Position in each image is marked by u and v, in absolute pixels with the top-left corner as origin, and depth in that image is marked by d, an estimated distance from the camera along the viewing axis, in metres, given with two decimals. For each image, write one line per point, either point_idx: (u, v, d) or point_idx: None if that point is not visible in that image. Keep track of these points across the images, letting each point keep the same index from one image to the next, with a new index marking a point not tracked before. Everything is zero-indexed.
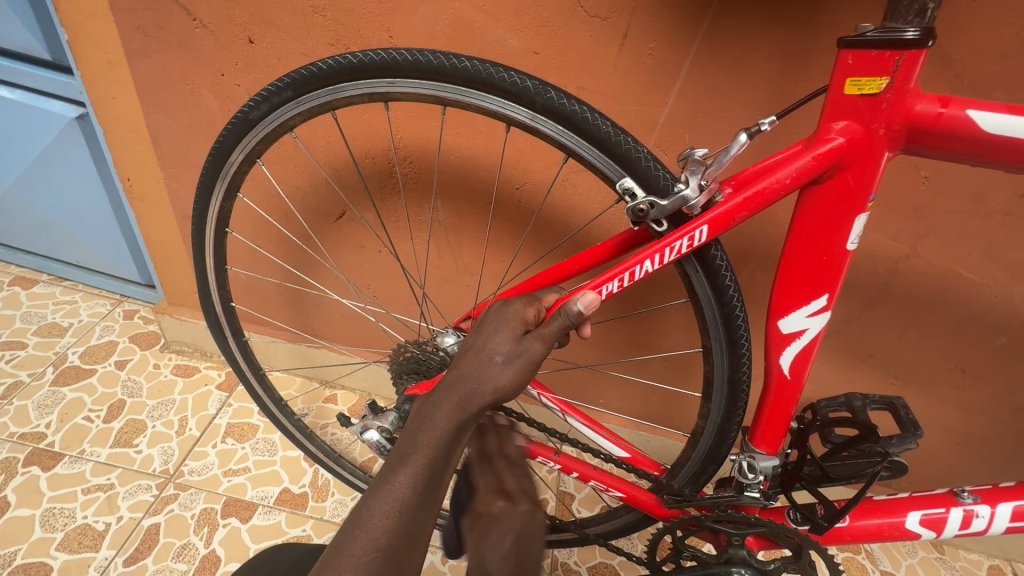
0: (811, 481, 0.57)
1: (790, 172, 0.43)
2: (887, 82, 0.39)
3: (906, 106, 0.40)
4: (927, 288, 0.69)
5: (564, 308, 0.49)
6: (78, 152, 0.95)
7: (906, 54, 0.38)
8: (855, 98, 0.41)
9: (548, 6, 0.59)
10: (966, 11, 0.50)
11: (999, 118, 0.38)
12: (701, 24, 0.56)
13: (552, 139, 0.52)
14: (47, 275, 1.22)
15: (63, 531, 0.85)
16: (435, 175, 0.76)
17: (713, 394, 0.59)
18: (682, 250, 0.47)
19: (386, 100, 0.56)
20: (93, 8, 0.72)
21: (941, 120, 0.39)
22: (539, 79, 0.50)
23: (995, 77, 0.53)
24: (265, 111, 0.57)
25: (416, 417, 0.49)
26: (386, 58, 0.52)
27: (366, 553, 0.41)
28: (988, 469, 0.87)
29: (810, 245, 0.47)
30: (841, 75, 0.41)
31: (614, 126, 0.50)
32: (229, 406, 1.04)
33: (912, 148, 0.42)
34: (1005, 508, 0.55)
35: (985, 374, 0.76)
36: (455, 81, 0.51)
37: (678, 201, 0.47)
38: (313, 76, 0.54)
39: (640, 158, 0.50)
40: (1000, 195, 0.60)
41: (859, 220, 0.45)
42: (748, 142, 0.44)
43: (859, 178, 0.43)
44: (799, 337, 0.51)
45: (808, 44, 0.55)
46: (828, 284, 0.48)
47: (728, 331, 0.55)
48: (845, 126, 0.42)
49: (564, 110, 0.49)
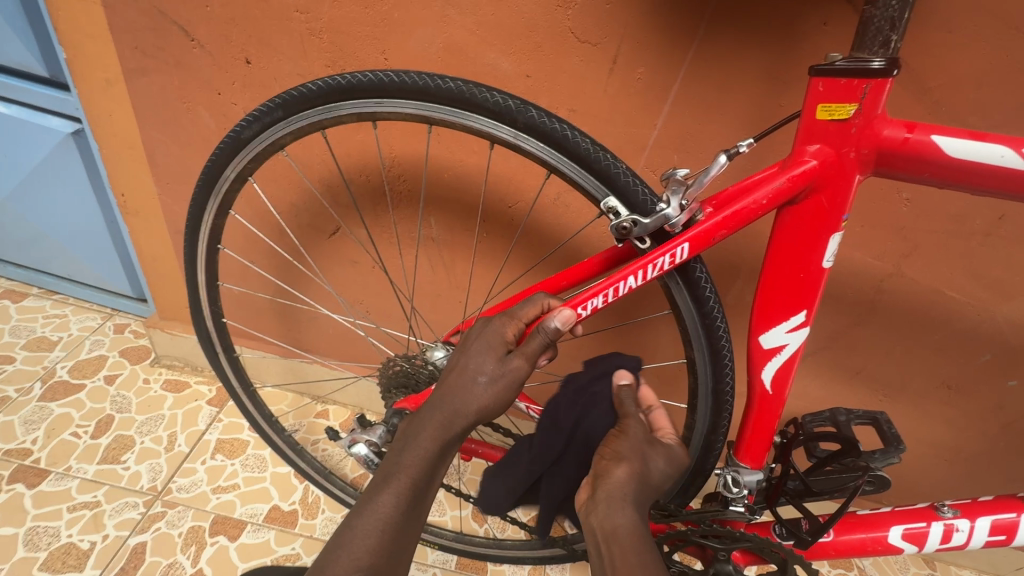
0: (795, 495, 0.57)
1: (767, 193, 0.44)
2: (855, 108, 0.41)
3: (874, 131, 0.41)
4: (912, 306, 0.71)
5: (542, 326, 0.49)
6: (72, 166, 0.95)
7: (872, 82, 0.40)
8: (827, 122, 0.42)
9: (540, 31, 0.60)
10: (942, 42, 0.52)
11: (962, 143, 0.40)
12: (688, 51, 0.58)
13: (536, 156, 0.53)
14: (37, 289, 1.21)
15: (47, 551, 0.83)
16: (422, 190, 0.76)
17: (699, 406, 0.60)
18: (664, 267, 0.48)
19: (374, 120, 0.57)
20: (92, 28, 0.73)
21: (908, 145, 0.41)
22: (520, 98, 0.51)
23: (971, 103, 0.55)
24: (256, 130, 0.58)
25: (402, 435, 0.50)
26: (372, 79, 0.53)
27: (351, 571, 0.43)
28: (977, 484, 0.87)
29: (788, 263, 0.47)
30: (812, 101, 0.42)
31: (593, 143, 0.51)
32: (219, 421, 1.03)
33: (883, 171, 0.43)
34: (984, 521, 0.56)
35: (970, 390, 0.77)
36: (441, 101, 0.52)
37: (660, 219, 0.48)
38: (303, 97, 0.55)
39: (620, 174, 0.51)
40: (979, 216, 0.62)
41: (834, 238, 0.46)
42: (727, 163, 0.45)
43: (832, 198, 0.44)
44: (779, 352, 0.52)
45: (791, 71, 0.56)
46: (806, 300, 0.49)
47: (710, 342, 0.56)
48: (818, 149, 0.43)
49: (545, 128, 0.50)
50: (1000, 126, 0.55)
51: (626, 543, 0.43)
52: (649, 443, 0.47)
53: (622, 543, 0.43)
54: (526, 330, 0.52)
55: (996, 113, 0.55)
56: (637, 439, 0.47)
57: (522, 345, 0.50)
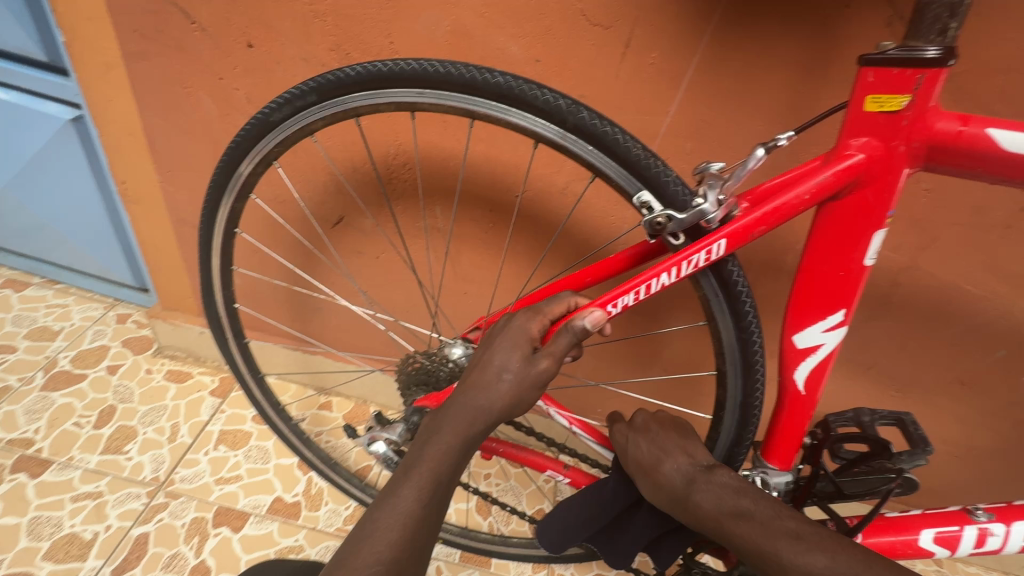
0: (823, 497, 0.55)
1: (810, 188, 0.41)
2: (908, 100, 0.38)
3: (927, 124, 0.39)
4: (929, 300, 0.69)
5: (569, 324, 0.47)
6: (72, 153, 0.93)
7: (928, 72, 0.37)
8: (875, 114, 0.40)
9: (550, 14, 0.58)
10: (971, 27, 0.50)
11: (1019, 136, 0.37)
12: (704, 36, 0.56)
13: (581, 158, 0.51)
14: (40, 278, 1.20)
15: (50, 541, 0.83)
16: (458, 183, 0.74)
17: (725, 416, 0.58)
18: (699, 264, 0.46)
19: (412, 110, 0.55)
20: (89, 8, 0.71)
21: (962, 138, 0.39)
22: (571, 97, 0.49)
23: (999, 90, 0.52)
24: (287, 113, 0.56)
25: (423, 433, 0.49)
26: (417, 68, 0.51)
27: (372, 565, 0.41)
28: (989, 482, 0.86)
29: (827, 260, 0.45)
30: (861, 91, 0.40)
31: (645, 149, 0.48)
32: (222, 412, 1.02)
33: (932, 164, 0.41)
34: (1019, 526, 0.54)
35: (984, 388, 0.75)
36: (486, 96, 0.50)
37: (695, 215, 0.45)
38: (339, 81, 0.53)
39: (668, 182, 0.48)
40: (1001, 209, 0.60)
41: (877, 236, 0.43)
42: (765, 156, 0.42)
43: (878, 194, 0.42)
44: (814, 352, 0.49)
45: (814, 58, 0.54)
46: (845, 299, 0.46)
47: (744, 355, 0.54)
48: (865, 142, 0.41)
49: (596, 131, 0.48)
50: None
51: (741, 527, 0.44)
52: (659, 465, 0.51)
53: (737, 528, 0.45)
54: (551, 327, 0.51)
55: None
56: (655, 476, 0.50)
57: (549, 344, 0.48)
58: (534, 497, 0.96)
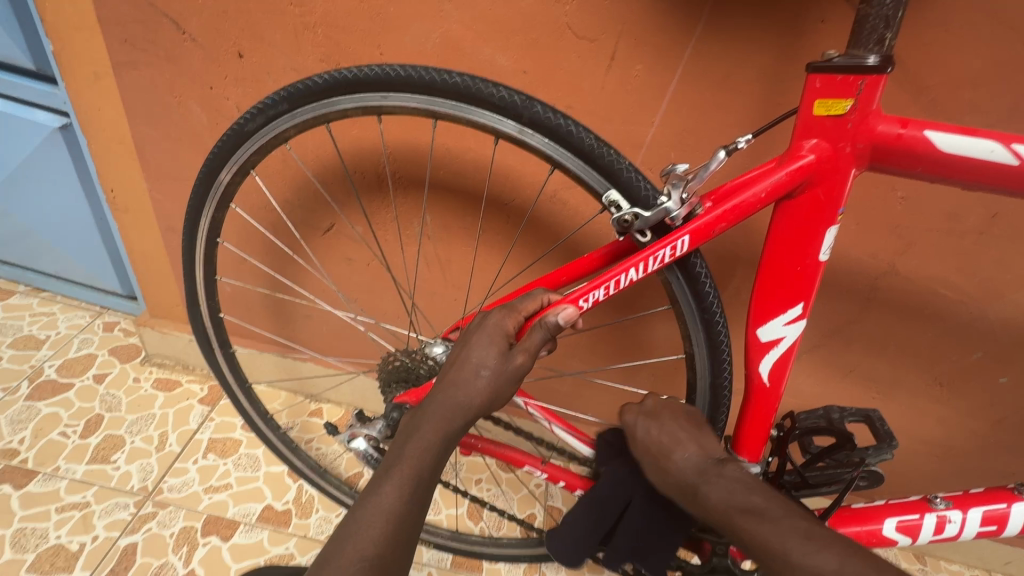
0: (790, 488, 0.57)
1: (765, 187, 0.43)
2: (851, 104, 0.40)
3: (869, 127, 0.41)
4: (905, 303, 0.71)
5: (541, 321, 0.49)
6: (60, 161, 0.93)
7: (868, 78, 0.39)
8: (823, 118, 0.42)
9: (537, 27, 0.60)
10: (938, 41, 0.53)
11: (954, 138, 0.39)
12: (685, 49, 0.58)
13: (540, 151, 0.52)
14: (24, 286, 1.19)
15: (35, 552, 0.82)
16: (427, 174, 0.74)
17: (696, 401, 0.60)
18: (665, 259, 0.48)
19: (380, 114, 0.56)
20: (81, 19, 0.72)
21: (901, 140, 0.41)
22: (525, 94, 0.51)
23: (965, 101, 0.55)
24: (261, 123, 0.57)
25: (404, 430, 0.50)
26: (381, 73, 0.52)
27: (356, 563, 0.41)
28: (968, 480, 0.88)
29: (785, 256, 0.47)
30: (809, 97, 0.42)
31: (597, 139, 0.50)
32: (211, 420, 1.02)
33: (878, 166, 0.43)
34: (975, 513, 0.56)
35: (960, 388, 0.78)
36: (448, 96, 0.51)
37: (660, 212, 0.47)
38: (310, 90, 0.54)
39: (621, 170, 0.50)
40: (972, 215, 0.62)
41: (830, 232, 0.45)
42: (725, 159, 0.44)
43: (829, 192, 0.44)
44: (777, 345, 0.51)
45: (789, 70, 0.57)
46: (803, 293, 0.48)
47: (709, 337, 0.55)
48: (816, 144, 0.43)
49: (550, 124, 0.50)
50: (994, 124, 0.55)
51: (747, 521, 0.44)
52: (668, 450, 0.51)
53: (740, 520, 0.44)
54: (525, 323, 0.52)
55: (989, 112, 0.55)
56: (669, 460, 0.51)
57: (524, 339, 0.50)
58: (525, 502, 0.96)
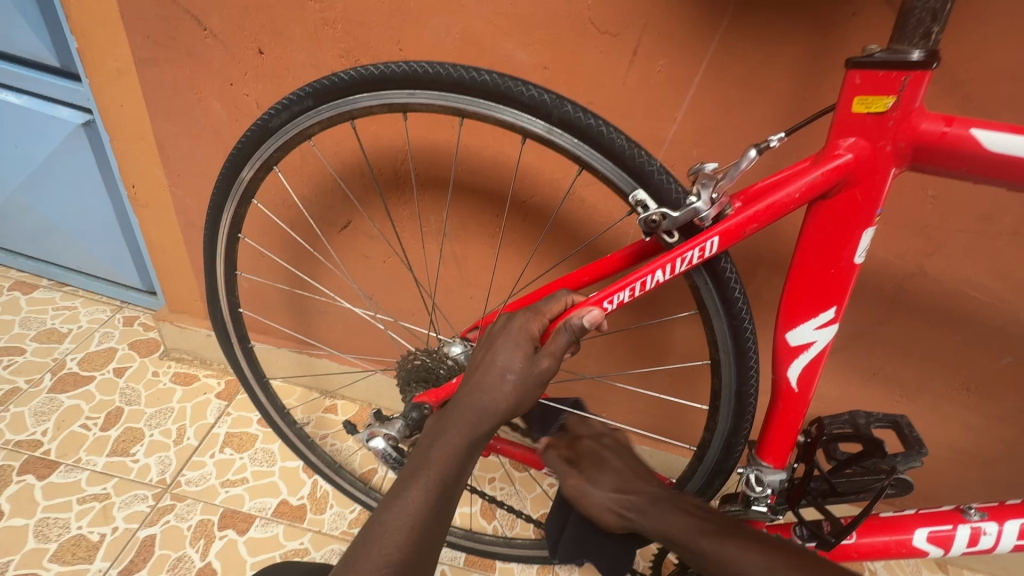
0: (817, 495, 0.55)
1: (800, 186, 0.42)
2: (893, 101, 0.39)
3: (911, 125, 0.39)
4: (935, 306, 0.69)
5: (568, 323, 0.48)
6: (83, 157, 0.95)
7: (912, 74, 0.38)
8: (863, 115, 0.40)
9: (559, 22, 0.59)
10: (977, 34, 0.51)
11: (1002, 137, 0.37)
12: (711, 43, 0.56)
13: (568, 151, 0.51)
14: (48, 280, 1.21)
15: (57, 542, 0.83)
16: (451, 175, 0.74)
17: (721, 407, 0.58)
18: (693, 261, 0.46)
19: (404, 111, 0.55)
20: (103, 16, 0.72)
21: (945, 139, 0.39)
22: (554, 92, 0.50)
23: (1004, 98, 0.53)
24: (285, 119, 0.57)
25: (429, 433, 0.49)
26: (406, 70, 0.51)
27: (381, 567, 0.41)
28: (995, 489, 0.86)
29: (819, 258, 0.45)
30: (848, 93, 0.41)
31: (628, 139, 0.49)
32: (228, 414, 1.03)
33: (918, 166, 0.41)
34: (1012, 525, 0.54)
35: (989, 394, 0.75)
36: (472, 93, 0.51)
37: (689, 213, 0.46)
38: (335, 86, 0.54)
39: (652, 171, 0.49)
40: (1008, 215, 0.60)
41: (866, 234, 0.44)
42: (757, 157, 0.43)
43: (866, 193, 0.42)
44: (807, 350, 0.50)
45: (821, 65, 0.55)
46: (836, 297, 0.47)
47: (736, 343, 0.54)
48: (854, 142, 0.41)
49: (580, 123, 0.49)
50: None
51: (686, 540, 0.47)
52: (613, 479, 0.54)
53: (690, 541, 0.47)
54: (550, 326, 0.51)
55: None
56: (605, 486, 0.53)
57: (549, 343, 0.49)
58: (538, 501, 0.96)
